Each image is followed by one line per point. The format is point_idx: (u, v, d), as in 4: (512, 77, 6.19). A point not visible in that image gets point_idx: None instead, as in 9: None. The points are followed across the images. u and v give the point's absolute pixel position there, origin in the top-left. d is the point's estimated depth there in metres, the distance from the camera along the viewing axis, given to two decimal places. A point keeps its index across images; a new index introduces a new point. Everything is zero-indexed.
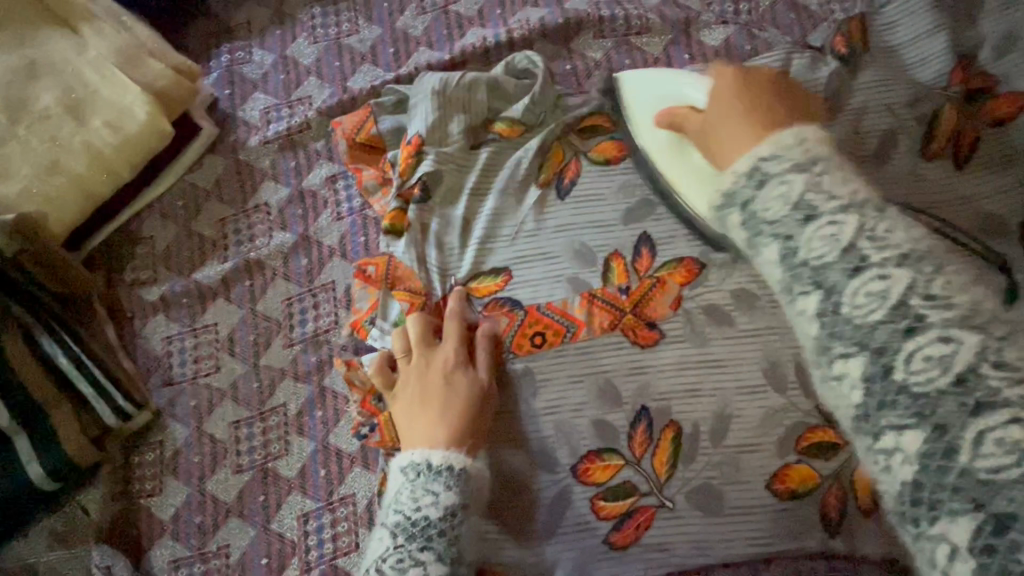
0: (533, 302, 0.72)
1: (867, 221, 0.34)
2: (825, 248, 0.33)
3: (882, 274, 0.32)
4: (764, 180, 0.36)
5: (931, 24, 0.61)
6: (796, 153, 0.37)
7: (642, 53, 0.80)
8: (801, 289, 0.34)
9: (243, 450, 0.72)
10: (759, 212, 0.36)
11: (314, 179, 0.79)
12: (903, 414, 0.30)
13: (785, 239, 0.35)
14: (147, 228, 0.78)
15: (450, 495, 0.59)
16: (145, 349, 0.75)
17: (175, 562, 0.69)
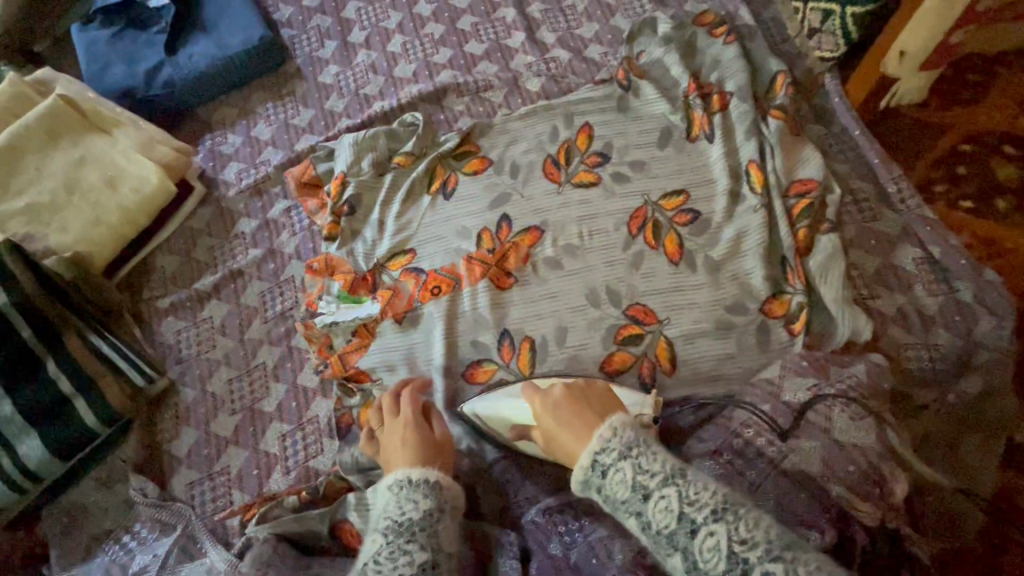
0: (431, 267, 1.06)
1: (733, 524, 0.55)
2: (666, 518, 0.58)
3: (706, 526, 0.56)
4: (648, 494, 0.59)
5: (677, 60, 1.14)
6: (619, 444, 0.64)
7: (490, 102, 1.20)
8: (659, 544, 0.59)
9: (235, 398, 1.01)
10: (660, 529, 0.58)
11: (275, 212, 1.14)
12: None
13: (639, 513, 0.60)
14: (159, 259, 1.12)
15: (428, 500, 0.72)
16: (162, 340, 1.05)
17: (191, 483, 0.95)
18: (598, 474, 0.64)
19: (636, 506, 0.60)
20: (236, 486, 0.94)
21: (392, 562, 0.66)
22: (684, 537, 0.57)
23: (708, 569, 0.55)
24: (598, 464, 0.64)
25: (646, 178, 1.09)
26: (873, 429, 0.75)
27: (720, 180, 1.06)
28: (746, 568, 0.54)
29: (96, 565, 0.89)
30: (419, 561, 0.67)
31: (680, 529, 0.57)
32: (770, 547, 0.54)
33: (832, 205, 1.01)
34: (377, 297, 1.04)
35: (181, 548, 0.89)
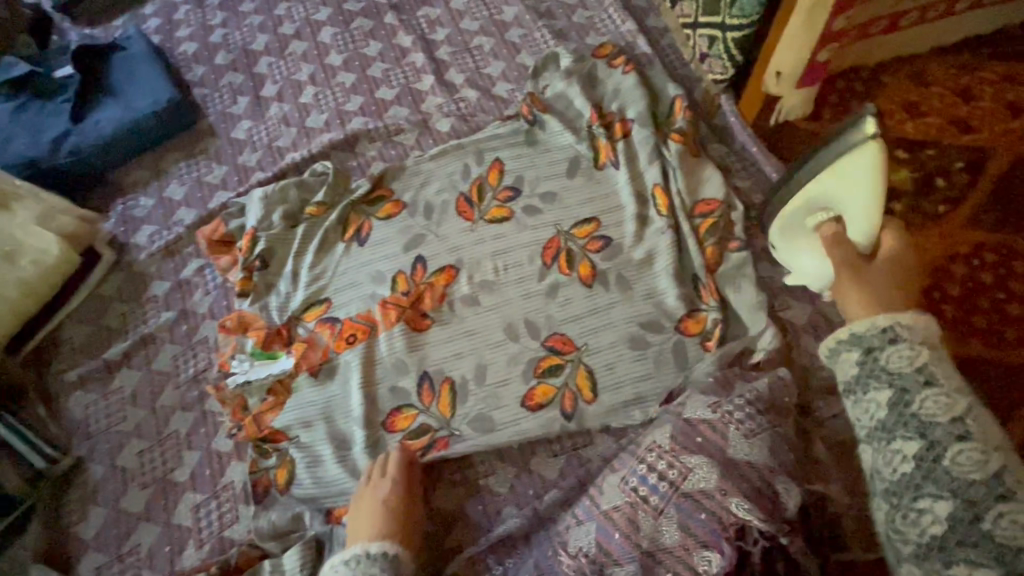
0: (347, 314, 1.04)
1: (975, 409, 0.61)
2: (935, 409, 0.61)
3: (976, 442, 0.58)
4: (924, 374, 0.63)
5: (578, 91, 1.17)
6: (921, 331, 0.67)
7: (402, 145, 1.22)
8: (896, 420, 0.63)
9: (146, 471, 0.96)
10: (911, 406, 0.62)
11: (188, 272, 1.12)
12: (941, 490, 0.58)
13: (904, 390, 0.63)
14: (67, 331, 1.08)
15: (384, 575, 0.78)
16: (70, 416, 1.01)
17: (98, 567, 0.90)
18: (881, 339, 0.67)
19: (907, 381, 0.63)
20: (147, 565, 0.90)
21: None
22: (910, 390, 0.63)
23: (957, 472, 0.57)
24: (863, 341, 0.68)
25: (556, 208, 1.10)
26: (767, 445, 0.77)
27: (627, 205, 1.07)
28: (965, 438, 0.59)
29: None
30: None
31: (946, 426, 0.60)
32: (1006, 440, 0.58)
33: (737, 221, 1.03)
34: (292, 350, 1.01)
35: None
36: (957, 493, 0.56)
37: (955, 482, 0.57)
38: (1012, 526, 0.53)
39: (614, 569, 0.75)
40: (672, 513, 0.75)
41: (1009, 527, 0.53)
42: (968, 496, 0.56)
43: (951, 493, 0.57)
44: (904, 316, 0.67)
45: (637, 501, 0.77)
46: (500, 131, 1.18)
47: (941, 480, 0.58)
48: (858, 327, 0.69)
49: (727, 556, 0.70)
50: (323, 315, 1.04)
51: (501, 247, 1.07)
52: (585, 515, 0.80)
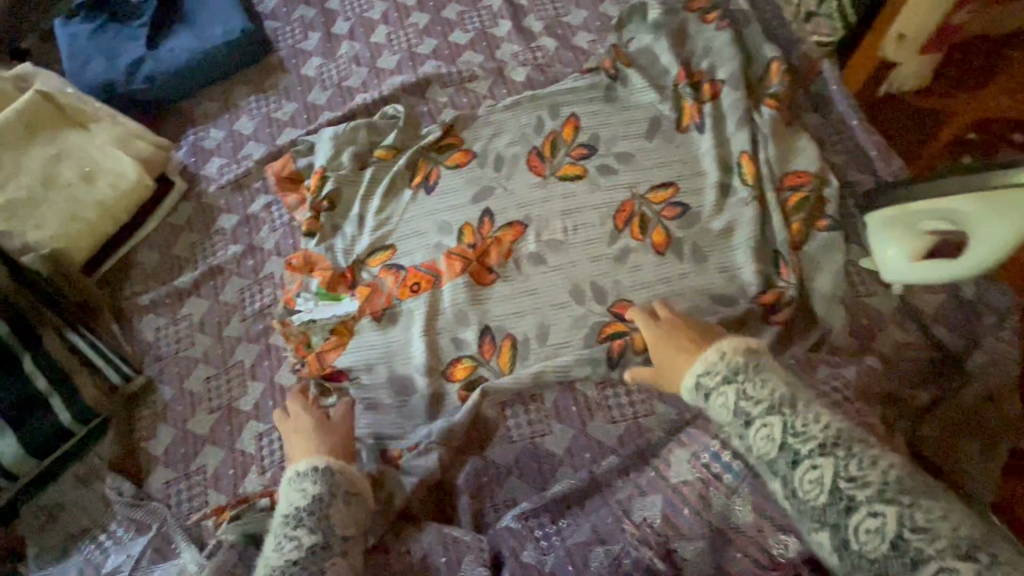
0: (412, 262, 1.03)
1: (788, 421, 0.69)
2: (767, 445, 0.69)
3: (810, 461, 0.66)
4: (751, 421, 0.71)
5: (667, 46, 1.09)
6: (724, 370, 0.75)
7: (474, 93, 1.17)
8: (763, 467, 0.70)
9: (213, 397, 0.99)
10: (760, 454, 0.70)
11: (255, 207, 1.13)
12: (814, 521, 0.65)
13: (744, 436, 0.71)
14: (140, 256, 1.11)
15: (316, 486, 0.77)
16: (141, 338, 1.05)
17: (167, 482, 0.94)
18: (718, 382, 0.74)
19: (738, 429, 0.72)
20: (213, 485, 0.93)
21: (279, 551, 0.72)
22: (744, 434, 0.71)
23: (811, 500, 0.65)
24: (706, 394, 0.75)
25: (632, 169, 1.04)
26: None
27: (709, 172, 1.02)
28: (797, 459, 0.67)
29: (72, 564, 0.89)
30: (306, 543, 0.73)
31: (782, 457, 0.68)
32: (822, 443, 0.66)
33: (829, 198, 0.96)
34: (356, 293, 1.01)
35: (155, 548, 0.88)
36: (823, 521, 0.63)
37: (813, 508, 0.65)
38: (869, 537, 0.61)
39: (681, 543, 0.76)
40: (746, 493, 0.77)
41: (870, 539, 0.61)
42: (831, 521, 0.63)
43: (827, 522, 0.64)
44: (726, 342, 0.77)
45: (710, 478, 0.80)
46: (579, 83, 1.13)
47: (809, 512, 0.65)
48: (695, 371, 0.77)
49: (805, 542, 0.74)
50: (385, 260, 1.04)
51: (571, 206, 1.04)
52: (650, 486, 0.82)
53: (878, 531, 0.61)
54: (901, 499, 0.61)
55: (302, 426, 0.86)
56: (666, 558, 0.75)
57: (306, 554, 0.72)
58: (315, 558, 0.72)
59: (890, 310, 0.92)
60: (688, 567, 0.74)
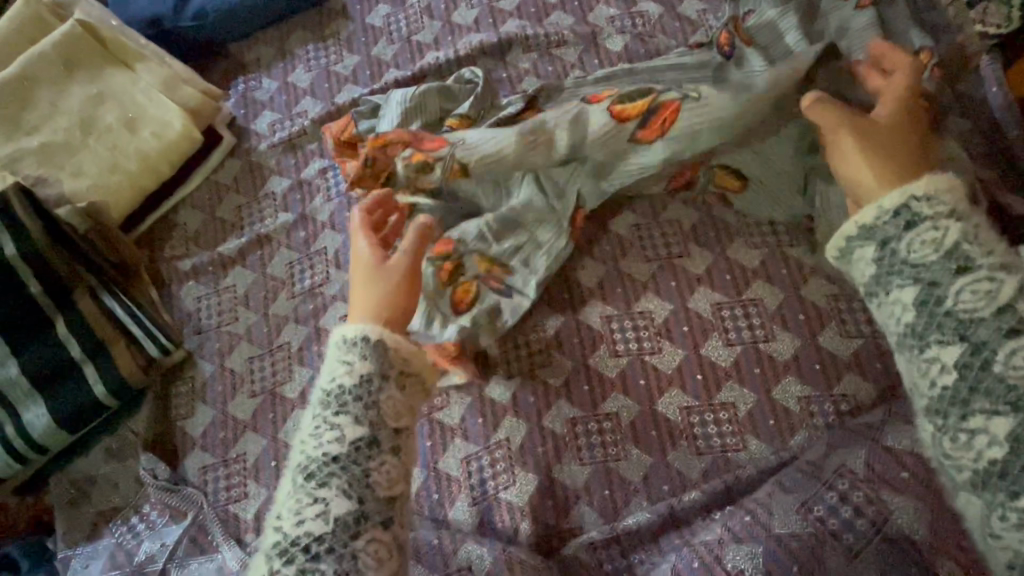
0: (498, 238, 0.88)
1: (1020, 284, 0.50)
2: (975, 302, 0.50)
3: None
4: (966, 269, 0.51)
5: (794, 24, 0.94)
6: (949, 204, 0.53)
7: (561, 61, 1.03)
8: (928, 327, 0.51)
9: (256, 379, 0.91)
10: (954, 308, 0.50)
11: (310, 172, 1.02)
12: (995, 405, 0.48)
13: (935, 284, 0.51)
14: (182, 216, 1.01)
15: (367, 364, 0.57)
16: (181, 306, 0.96)
17: (204, 467, 0.87)
18: (896, 226, 0.54)
19: (937, 274, 0.51)
20: (252, 476, 0.86)
21: (317, 440, 0.54)
22: (940, 283, 0.51)
23: (1013, 376, 0.47)
24: (904, 216, 0.54)
25: (747, 158, 0.86)
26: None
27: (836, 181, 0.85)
28: (1015, 328, 0.48)
29: (103, 547, 0.83)
30: (350, 438, 0.54)
31: (990, 321, 0.49)
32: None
33: None
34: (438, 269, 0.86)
35: (191, 539, 0.82)
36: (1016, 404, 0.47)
37: (1012, 392, 0.47)
38: None
39: None
40: (874, 561, 0.65)
41: None
42: None
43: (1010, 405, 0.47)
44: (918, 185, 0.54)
45: (825, 535, 0.67)
46: (685, 60, 0.98)
47: (996, 391, 0.48)
48: (887, 200, 0.56)
49: None
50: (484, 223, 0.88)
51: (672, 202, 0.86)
52: (747, 534, 0.69)
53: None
54: None
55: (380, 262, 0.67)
56: None
57: (348, 451, 0.54)
58: (358, 454, 0.54)
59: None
60: None
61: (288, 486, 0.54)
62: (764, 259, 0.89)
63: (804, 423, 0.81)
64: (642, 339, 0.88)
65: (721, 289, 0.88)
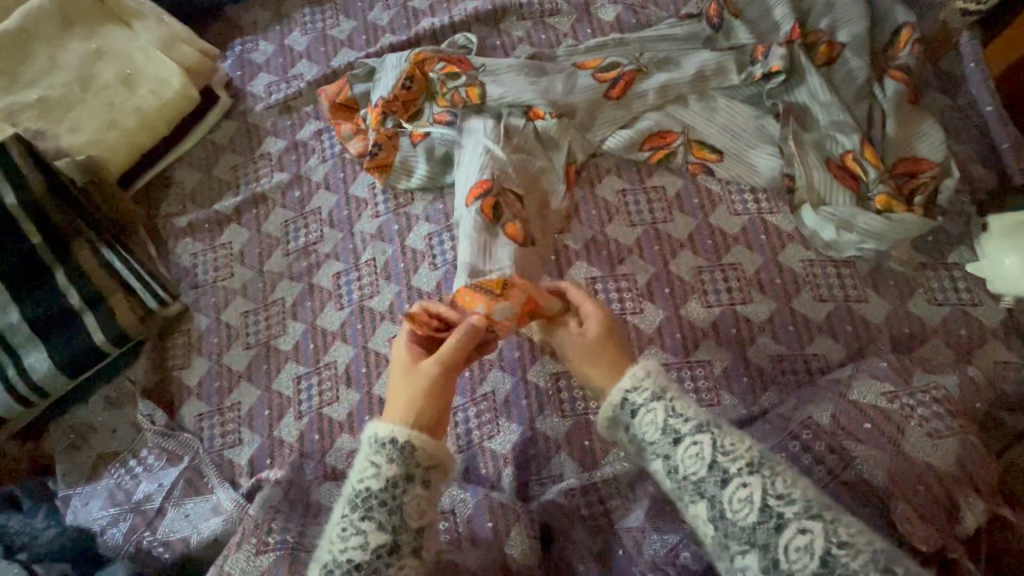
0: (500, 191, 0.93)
1: (716, 438, 0.62)
2: (696, 464, 0.61)
3: (739, 478, 0.59)
4: (680, 438, 0.63)
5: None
6: (652, 385, 0.67)
7: (554, 30, 1.05)
8: (683, 491, 0.62)
9: (250, 332, 0.94)
10: (687, 475, 0.62)
11: (305, 133, 1.04)
12: (742, 544, 0.57)
13: (668, 456, 0.63)
14: (178, 174, 1.03)
15: (393, 466, 0.61)
16: (177, 262, 0.99)
17: (200, 415, 0.91)
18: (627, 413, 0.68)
19: (664, 449, 0.64)
20: (247, 424, 0.90)
21: (342, 542, 0.58)
22: (670, 456, 0.63)
23: (739, 519, 0.58)
24: (628, 401, 0.67)
25: (721, 131, 0.94)
26: (956, 451, 0.69)
27: (812, 152, 0.90)
28: (725, 477, 0.60)
29: (102, 487, 0.86)
30: (373, 543, 0.58)
31: (710, 476, 0.60)
32: (749, 461, 0.60)
33: (947, 192, 0.86)
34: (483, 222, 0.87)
35: (187, 481, 0.85)
36: (753, 543, 0.56)
37: (746, 531, 0.57)
38: (798, 553, 0.55)
39: None
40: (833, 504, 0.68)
41: (796, 557, 0.55)
42: (760, 541, 0.56)
43: (756, 546, 0.57)
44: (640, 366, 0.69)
45: None
46: (674, 30, 1.00)
47: (736, 534, 0.58)
48: (620, 385, 0.69)
49: None
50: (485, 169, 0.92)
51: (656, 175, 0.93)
52: None
53: (808, 549, 0.55)
54: (826, 515, 0.56)
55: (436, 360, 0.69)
56: None
57: (371, 557, 0.58)
58: (379, 561, 0.58)
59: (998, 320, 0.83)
60: None
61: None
62: (745, 225, 0.92)
63: (776, 379, 0.84)
64: (625, 300, 0.90)
65: (703, 253, 0.91)
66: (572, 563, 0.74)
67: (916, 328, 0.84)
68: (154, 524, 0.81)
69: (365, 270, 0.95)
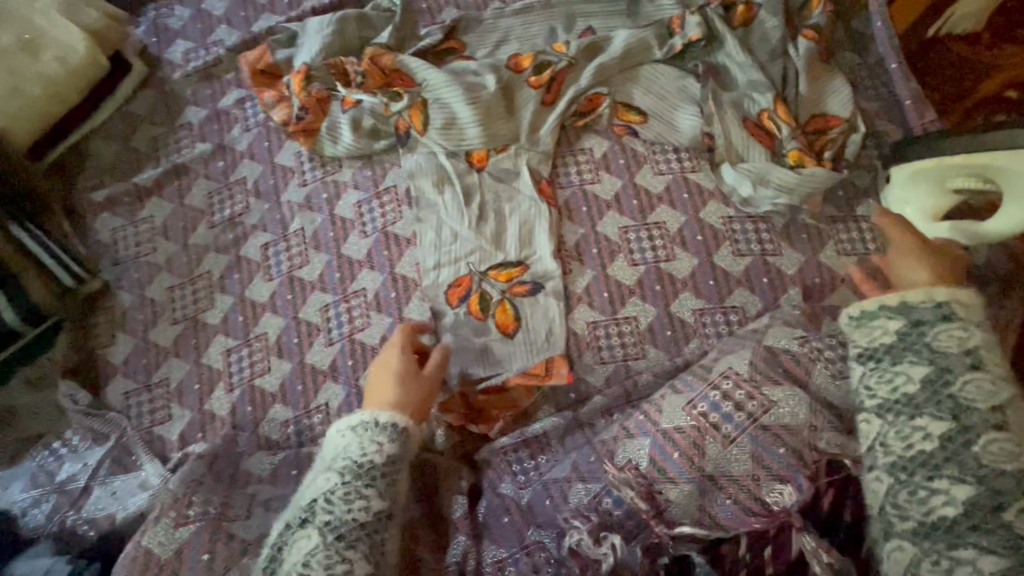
0: (424, 131, 0.93)
1: (965, 384, 0.55)
2: (975, 394, 0.55)
3: (1001, 421, 0.54)
4: (971, 364, 0.56)
5: None
6: (954, 310, 0.59)
7: None
8: (915, 406, 0.56)
9: (177, 307, 0.92)
10: (958, 397, 0.55)
11: (227, 102, 1.01)
12: (964, 475, 0.52)
13: (950, 370, 0.56)
14: (94, 146, 0.99)
15: (394, 445, 0.68)
16: (96, 238, 0.95)
17: (127, 393, 0.89)
18: (931, 313, 0.60)
19: (956, 366, 0.56)
20: (176, 399, 0.88)
21: (346, 505, 0.64)
22: (953, 371, 0.56)
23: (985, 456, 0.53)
24: (912, 313, 0.60)
25: (645, 93, 0.96)
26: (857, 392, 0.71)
27: (730, 111, 0.92)
28: (991, 420, 0.54)
29: (23, 470, 0.84)
30: (375, 509, 0.64)
31: (980, 414, 0.54)
32: (993, 415, 0.54)
33: (854, 146, 0.90)
34: (467, 305, 0.90)
35: (114, 459, 0.84)
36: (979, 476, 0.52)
37: (981, 468, 0.52)
38: None
39: (666, 487, 0.69)
40: (746, 444, 0.69)
41: None
42: (993, 483, 0.51)
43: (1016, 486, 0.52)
44: (964, 293, 0.60)
45: (706, 426, 0.71)
46: None
47: (973, 464, 0.53)
48: (908, 295, 0.61)
49: (801, 490, 0.65)
50: (403, 113, 0.94)
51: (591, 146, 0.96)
52: (639, 430, 0.75)
53: None
54: None
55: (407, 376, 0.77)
56: (649, 500, 0.69)
57: (372, 520, 0.64)
58: (378, 524, 0.64)
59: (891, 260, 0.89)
60: (673, 510, 0.68)
61: (315, 540, 0.62)
62: (669, 184, 0.94)
63: (697, 332, 0.87)
64: (555, 261, 0.92)
65: (629, 213, 0.93)
66: (499, 517, 0.76)
67: (826, 278, 0.88)
68: (79, 503, 0.80)
69: (294, 240, 0.94)
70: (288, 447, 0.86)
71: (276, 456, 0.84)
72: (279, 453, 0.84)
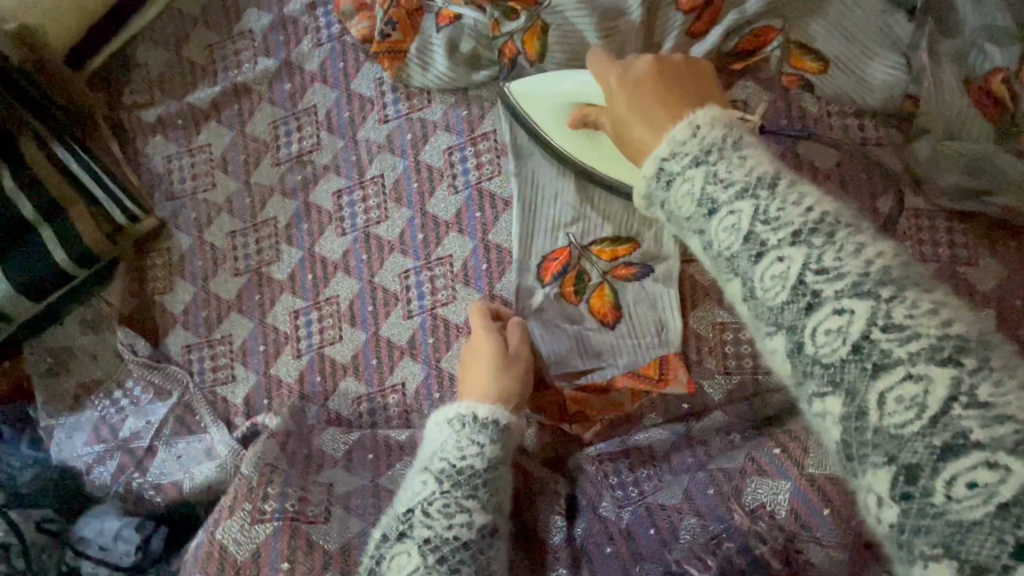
0: (537, 61, 0.73)
1: (763, 199, 0.39)
2: (727, 237, 0.40)
3: (778, 247, 0.37)
4: (715, 209, 0.40)
5: None
6: (698, 146, 0.43)
7: None
8: (715, 269, 0.42)
9: (239, 256, 0.81)
10: (718, 250, 0.40)
11: (295, 6, 0.82)
12: (821, 385, 0.35)
13: (700, 233, 0.42)
14: (140, 54, 0.84)
15: (495, 446, 0.60)
16: (148, 167, 0.83)
17: (188, 347, 0.81)
18: (664, 186, 0.44)
19: (694, 221, 0.42)
20: (240, 360, 0.80)
21: (446, 519, 0.54)
22: (701, 227, 0.41)
23: (765, 299, 0.37)
24: (679, 147, 0.44)
25: (834, 28, 0.73)
26: None
27: (950, 65, 0.69)
28: (759, 248, 0.38)
29: (85, 420, 0.78)
30: (478, 523, 0.55)
31: (742, 251, 0.39)
32: (798, 227, 0.37)
33: None
34: (562, 285, 0.75)
35: (177, 418, 0.77)
36: (774, 326, 0.37)
37: (803, 344, 0.36)
38: (902, 408, 0.32)
39: (809, 546, 0.60)
40: None
41: (897, 413, 0.32)
42: (845, 383, 0.34)
43: (783, 328, 0.37)
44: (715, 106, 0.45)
45: None
46: None
47: (760, 315, 0.38)
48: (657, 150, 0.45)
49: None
50: (514, 36, 0.73)
51: (747, 102, 0.74)
52: (777, 468, 0.64)
53: (916, 404, 0.31)
54: (903, 293, 0.33)
55: (495, 360, 0.68)
56: (783, 557, 0.59)
57: (476, 538, 0.54)
58: (483, 543, 0.54)
59: (951, 194, 0.70)
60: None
61: (415, 559, 0.51)
62: (843, 159, 0.73)
63: None
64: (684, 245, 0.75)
65: None
66: (600, 542, 0.66)
67: None
68: (143, 464, 0.75)
69: (371, 188, 0.79)
70: (360, 426, 0.78)
71: (351, 436, 0.75)
72: (354, 433, 0.76)
